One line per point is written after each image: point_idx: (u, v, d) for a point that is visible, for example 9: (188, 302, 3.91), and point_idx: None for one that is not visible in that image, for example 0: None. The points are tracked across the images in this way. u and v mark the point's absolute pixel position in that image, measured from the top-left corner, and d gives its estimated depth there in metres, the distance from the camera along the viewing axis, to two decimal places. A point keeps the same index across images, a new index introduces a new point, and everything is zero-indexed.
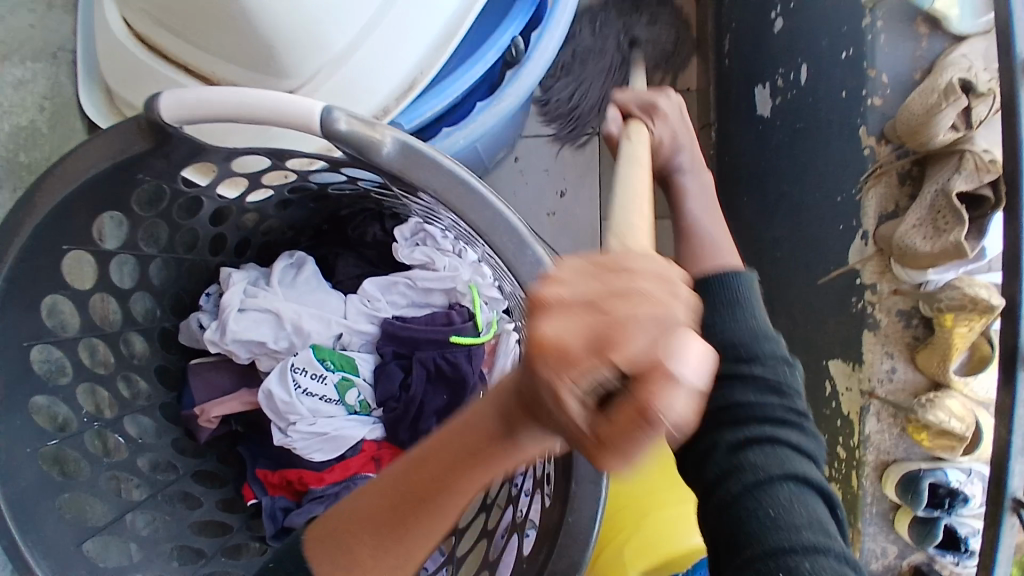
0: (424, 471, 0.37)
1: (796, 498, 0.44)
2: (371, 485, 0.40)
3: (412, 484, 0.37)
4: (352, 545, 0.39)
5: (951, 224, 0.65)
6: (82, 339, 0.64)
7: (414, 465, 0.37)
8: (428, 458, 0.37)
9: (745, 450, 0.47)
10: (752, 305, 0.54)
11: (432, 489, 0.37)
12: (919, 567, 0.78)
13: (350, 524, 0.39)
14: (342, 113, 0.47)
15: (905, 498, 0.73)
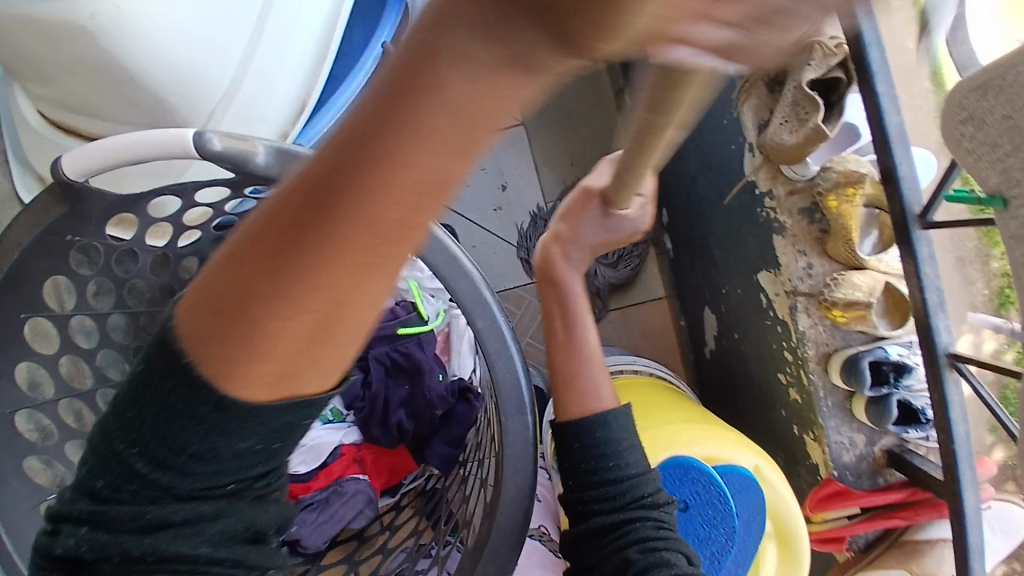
0: (293, 261, 0.26)
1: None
2: (219, 291, 0.30)
3: (262, 281, 0.27)
4: (227, 335, 0.30)
5: (810, 111, 0.69)
6: (61, 401, 0.70)
7: (274, 244, 0.27)
8: (280, 238, 0.26)
9: (659, 551, 0.60)
10: (644, 458, 0.66)
11: (271, 274, 0.27)
12: (891, 449, 0.82)
13: (229, 322, 0.30)
14: (214, 134, 0.53)
15: (850, 382, 0.76)
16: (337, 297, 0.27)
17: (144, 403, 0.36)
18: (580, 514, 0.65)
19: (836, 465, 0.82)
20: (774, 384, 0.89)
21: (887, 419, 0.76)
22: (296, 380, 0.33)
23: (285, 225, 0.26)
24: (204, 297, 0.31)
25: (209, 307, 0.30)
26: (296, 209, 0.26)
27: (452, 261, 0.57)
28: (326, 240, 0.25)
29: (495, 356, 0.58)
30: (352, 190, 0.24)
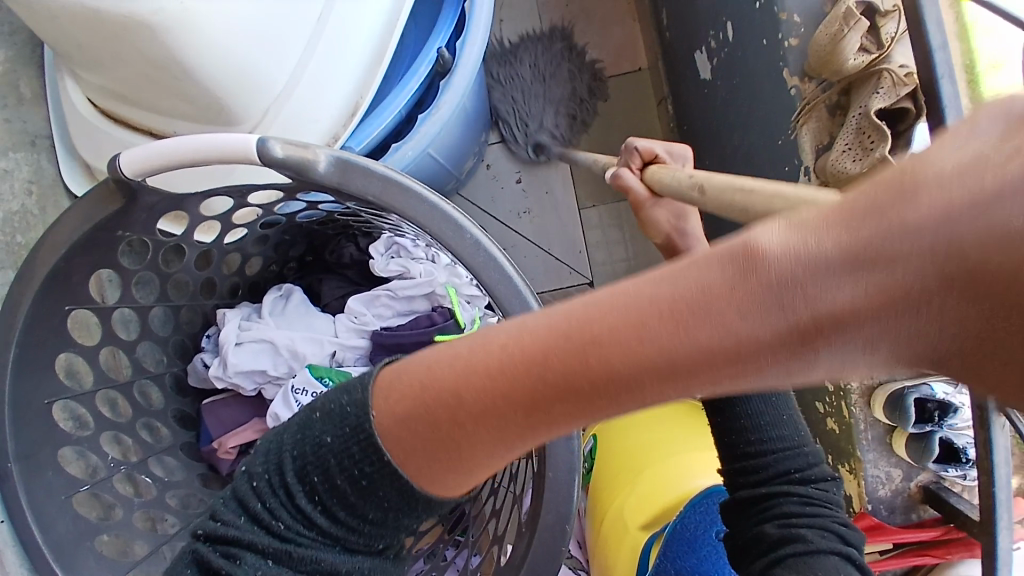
0: (544, 412, 0.31)
1: (840, 566, 0.51)
2: (451, 401, 0.34)
3: (519, 424, 0.32)
4: (447, 457, 0.36)
5: (877, 141, 0.68)
6: (97, 392, 0.70)
7: (535, 393, 0.31)
8: (538, 393, 0.31)
9: (798, 526, 0.53)
10: (798, 431, 0.59)
11: (530, 416, 0.32)
12: (928, 487, 0.78)
13: (446, 420, 0.34)
14: (277, 141, 0.53)
15: (894, 417, 0.75)
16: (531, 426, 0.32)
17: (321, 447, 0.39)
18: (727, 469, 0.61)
19: (869, 498, 0.79)
20: (809, 412, 0.88)
21: (928, 457, 0.74)
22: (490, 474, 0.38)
23: (539, 402, 0.31)
24: (412, 413, 0.36)
25: (419, 432, 0.36)
26: (590, 338, 0.29)
27: (506, 281, 0.55)
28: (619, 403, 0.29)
29: None
30: (614, 392, 0.29)
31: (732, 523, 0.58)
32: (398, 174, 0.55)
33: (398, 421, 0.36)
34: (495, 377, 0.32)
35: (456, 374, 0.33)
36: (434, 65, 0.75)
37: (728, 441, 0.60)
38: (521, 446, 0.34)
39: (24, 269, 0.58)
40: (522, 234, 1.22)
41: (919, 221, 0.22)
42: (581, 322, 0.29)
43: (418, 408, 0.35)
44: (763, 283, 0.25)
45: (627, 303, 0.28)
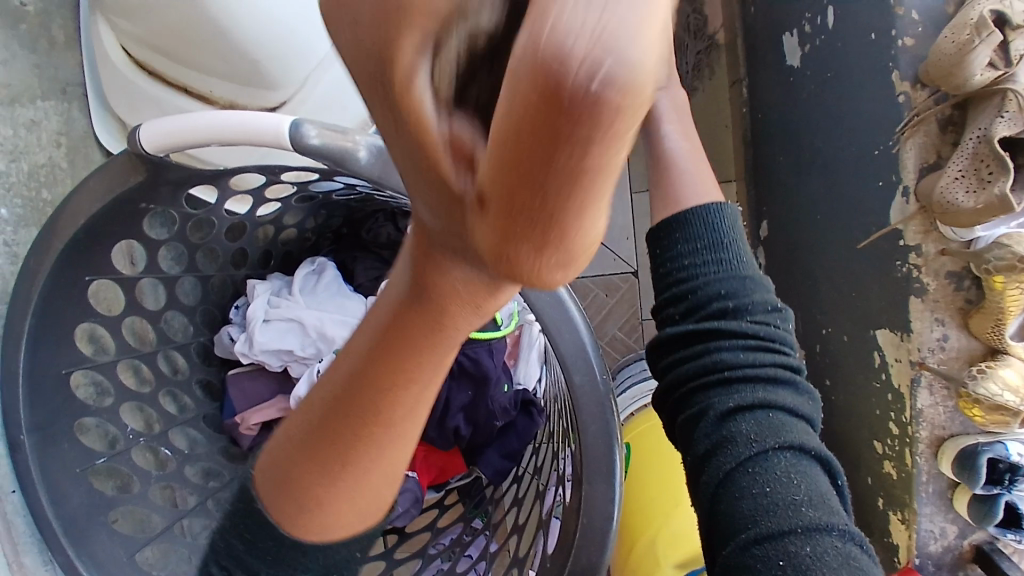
0: (355, 443, 0.28)
1: (793, 467, 0.46)
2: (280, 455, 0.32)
3: (334, 448, 0.29)
4: (306, 508, 0.32)
5: (995, 174, 0.59)
6: (119, 361, 0.67)
7: (325, 428, 0.29)
8: (334, 429, 0.28)
9: (735, 421, 0.49)
10: (729, 249, 0.54)
11: (344, 449, 0.28)
12: (980, 547, 0.72)
13: (282, 471, 0.32)
14: (312, 125, 0.47)
15: (961, 475, 0.68)
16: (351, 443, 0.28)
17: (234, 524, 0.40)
18: (663, 320, 0.56)
19: (918, 553, 0.74)
20: (863, 447, 0.81)
21: (991, 521, 0.68)
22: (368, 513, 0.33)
23: (336, 408, 0.28)
24: (265, 468, 0.34)
25: (271, 476, 0.33)
26: (339, 395, 0.28)
27: (558, 304, 0.49)
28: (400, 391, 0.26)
29: (587, 416, 0.51)
30: (386, 403, 0.26)
31: (676, 429, 0.54)
32: None
33: (261, 480, 0.35)
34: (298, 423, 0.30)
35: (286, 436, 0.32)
36: None
37: (664, 274, 0.56)
38: (373, 478, 0.30)
39: (44, 237, 0.54)
40: None
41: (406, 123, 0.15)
42: (331, 370, 0.28)
43: (274, 471, 0.33)
44: (400, 296, 0.23)
45: (347, 337, 0.27)
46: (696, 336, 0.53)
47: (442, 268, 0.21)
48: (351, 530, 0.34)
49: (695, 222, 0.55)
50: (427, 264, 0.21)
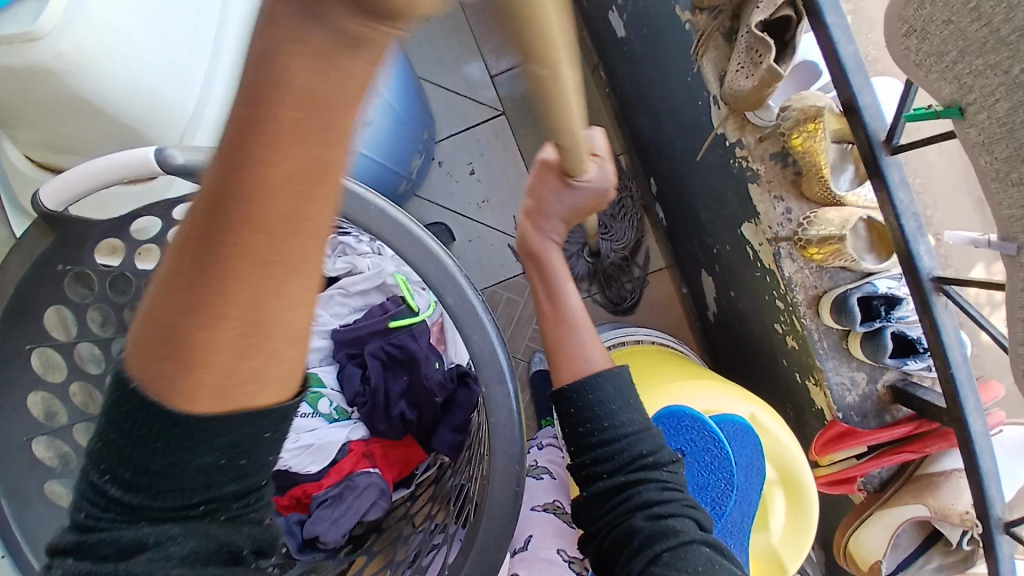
0: (230, 263, 0.29)
1: (710, 558, 0.59)
2: (157, 310, 0.32)
3: (208, 275, 0.30)
4: (178, 370, 0.32)
5: (763, 54, 0.69)
6: (76, 426, 0.73)
7: (202, 255, 0.29)
8: (211, 261, 0.29)
9: (666, 521, 0.60)
10: (637, 408, 0.67)
11: (219, 268, 0.29)
12: (895, 385, 0.78)
13: (163, 330, 0.31)
14: (174, 149, 0.56)
15: (842, 321, 0.75)
16: (241, 263, 0.30)
17: (108, 435, 0.35)
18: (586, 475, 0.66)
19: (839, 407, 0.79)
20: (772, 336, 0.89)
21: (883, 353, 0.74)
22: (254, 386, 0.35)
23: (209, 214, 0.29)
24: (145, 326, 0.32)
25: (153, 345, 0.32)
26: (217, 212, 0.29)
27: (416, 244, 0.60)
28: (236, 208, 0.28)
29: (469, 329, 0.61)
30: (239, 204, 0.28)
31: (608, 542, 0.63)
32: None
33: (137, 352, 0.33)
34: (173, 266, 0.31)
35: (160, 289, 0.31)
36: None
37: (587, 433, 0.66)
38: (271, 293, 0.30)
39: None
40: (483, 223, 1.25)
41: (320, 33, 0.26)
42: (218, 182, 0.28)
43: (154, 333, 0.32)
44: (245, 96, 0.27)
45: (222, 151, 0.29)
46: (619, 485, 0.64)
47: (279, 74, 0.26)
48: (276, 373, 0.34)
49: (626, 385, 0.68)
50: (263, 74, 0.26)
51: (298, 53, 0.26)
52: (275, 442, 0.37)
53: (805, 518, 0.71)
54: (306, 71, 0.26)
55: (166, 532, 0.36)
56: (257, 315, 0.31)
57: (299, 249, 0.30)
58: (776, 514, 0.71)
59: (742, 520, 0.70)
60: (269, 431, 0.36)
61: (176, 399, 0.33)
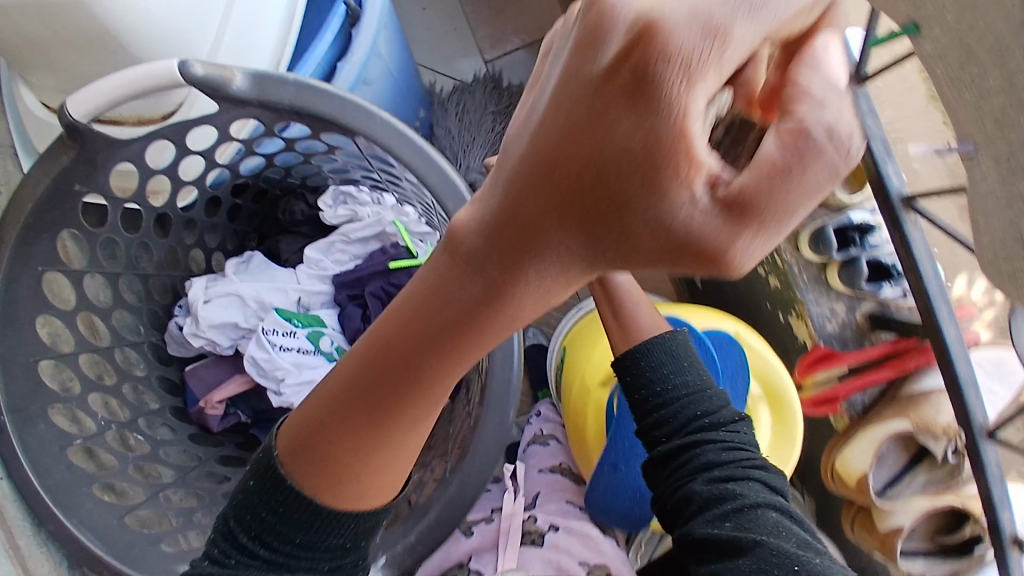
0: (403, 408, 0.45)
1: (776, 524, 0.56)
2: (326, 445, 0.50)
3: (388, 409, 0.45)
4: (343, 479, 0.51)
5: None
6: (79, 355, 0.75)
7: (386, 402, 0.45)
8: (396, 418, 0.46)
9: (726, 485, 0.59)
10: (688, 374, 0.67)
11: (391, 417, 0.45)
12: (873, 314, 0.83)
13: (333, 465, 0.51)
14: (195, 61, 0.59)
15: (820, 251, 0.80)
16: (395, 417, 0.45)
17: (268, 509, 0.54)
18: (652, 440, 0.65)
19: (819, 336, 0.84)
20: (755, 281, 0.93)
21: (859, 278, 0.79)
22: (395, 476, 0.54)
23: (398, 364, 0.42)
24: (301, 454, 0.52)
25: (312, 465, 0.52)
26: (391, 359, 0.42)
27: (420, 154, 0.62)
28: (443, 343, 0.40)
29: None
30: (437, 366, 0.41)
31: (669, 506, 0.63)
32: (308, 78, 0.62)
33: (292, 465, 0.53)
34: (342, 422, 0.48)
35: (320, 432, 0.50)
36: (342, 18, 0.85)
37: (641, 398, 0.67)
38: (411, 436, 0.49)
39: None
40: None
41: (550, 177, 0.32)
42: (405, 334, 0.41)
43: (322, 459, 0.51)
44: (464, 267, 0.37)
45: (408, 316, 0.41)
46: (681, 445, 0.63)
47: (476, 244, 0.36)
48: (385, 481, 0.53)
49: (653, 349, 0.67)
50: (471, 249, 0.36)
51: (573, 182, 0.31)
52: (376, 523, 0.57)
53: (788, 431, 0.75)
54: (523, 245, 0.34)
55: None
56: (402, 449, 0.50)
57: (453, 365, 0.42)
58: (763, 429, 0.74)
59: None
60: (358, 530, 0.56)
61: (334, 497, 0.53)
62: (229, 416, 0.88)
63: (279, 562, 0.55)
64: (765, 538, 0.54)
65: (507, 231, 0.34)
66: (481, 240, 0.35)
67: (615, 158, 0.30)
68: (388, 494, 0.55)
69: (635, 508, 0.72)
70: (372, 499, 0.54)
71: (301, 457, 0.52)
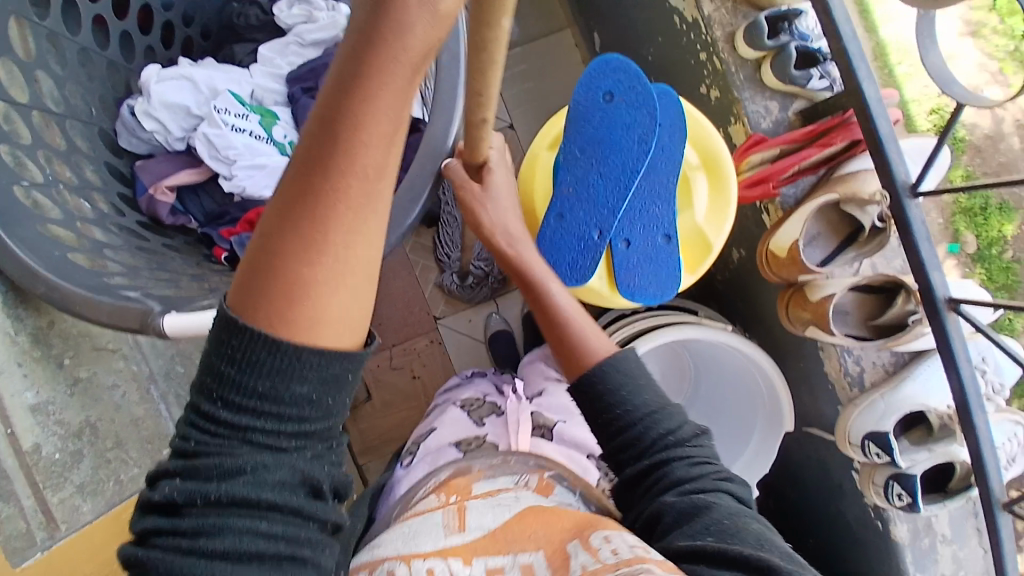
0: (356, 153, 0.38)
1: (758, 536, 0.53)
2: (271, 246, 0.40)
3: (342, 158, 0.38)
4: (293, 295, 0.40)
5: None
6: (32, 111, 0.73)
7: (337, 147, 0.38)
8: (347, 175, 0.39)
9: (698, 499, 0.56)
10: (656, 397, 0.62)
11: (342, 171, 0.39)
12: (804, 111, 0.88)
13: (280, 277, 0.40)
14: None
15: (752, 42, 0.84)
16: (352, 171, 0.39)
17: (217, 363, 0.42)
18: (618, 464, 0.62)
19: (754, 130, 0.89)
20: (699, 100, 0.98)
21: (789, 63, 0.83)
22: (365, 309, 0.43)
23: (345, 92, 0.38)
24: (242, 283, 0.41)
25: (255, 284, 0.40)
26: (338, 91, 0.38)
27: None
28: (382, 25, 0.36)
29: None
30: (380, 69, 0.37)
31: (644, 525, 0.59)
32: None
33: (236, 303, 0.41)
34: (289, 207, 0.39)
35: (266, 236, 0.40)
36: None
37: (603, 427, 0.62)
38: (376, 219, 0.41)
39: None
40: None
41: None
42: (348, 51, 0.38)
43: (268, 271, 0.40)
44: None
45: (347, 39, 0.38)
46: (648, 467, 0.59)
47: None
48: (351, 304, 0.41)
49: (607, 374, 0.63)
50: None
51: None
52: (349, 390, 0.45)
53: (723, 197, 0.79)
54: None
55: (247, 455, 0.43)
56: (365, 247, 0.41)
57: (398, 78, 0.38)
58: (701, 195, 0.78)
59: (666, 187, 0.74)
60: (325, 391, 0.43)
61: (284, 330, 0.41)
62: (179, 216, 0.87)
63: (236, 429, 0.43)
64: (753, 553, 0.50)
65: None
66: None
67: None
68: (356, 338, 0.43)
69: (581, 258, 0.74)
70: (342, 340, 0.42)
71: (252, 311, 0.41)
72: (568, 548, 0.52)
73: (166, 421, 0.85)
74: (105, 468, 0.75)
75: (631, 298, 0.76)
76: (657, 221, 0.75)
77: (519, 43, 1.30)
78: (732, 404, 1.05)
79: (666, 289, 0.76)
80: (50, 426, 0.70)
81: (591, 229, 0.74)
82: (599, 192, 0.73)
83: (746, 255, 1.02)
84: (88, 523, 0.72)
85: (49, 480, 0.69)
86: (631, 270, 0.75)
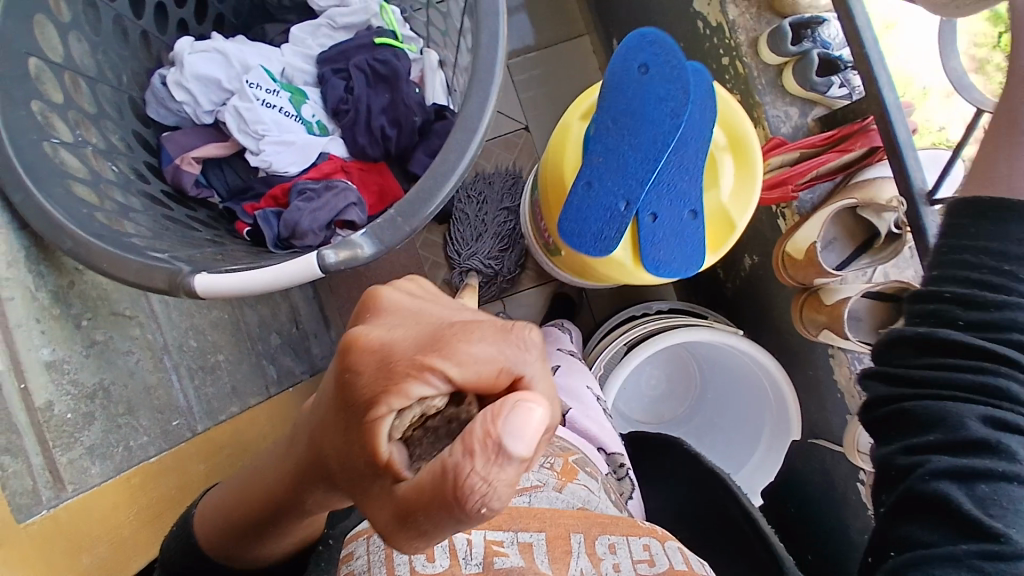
0: (297, 499, 0.44)
1: (1013, 501, 0.53)
2: (236, 498, 0.52)
3: (288, 498, 0.45)
4: (250, 536, 0.52)
5: None
6: (66, 72, 0.74)
7: (292, 500, 0.45)
8: (282, 497, 0.45)
9: (995, 431, 0.54)
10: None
11: (286, 495, 0.45)
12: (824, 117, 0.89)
13: (239, 517, 0.52)
14: None
15: (774, 47, 0.87)
16: (290, 496, 0.45)
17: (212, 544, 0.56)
18: (968, 307, 0.58)
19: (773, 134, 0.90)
20: None
21: (811, 69, 0.85)
22: (310, 535, 0.56)
23: (300, 489, 0.43)
24: (218, 509, 0.55)
25: (228, 523, 0.53)
26: (290, 492, 0.45)
27: None
28: (320, 476, 0.39)
29: None
30: (311, 471, 0.40)
31: (891, 414, 0.61)
32: None
33: (212, 523, 0.55)
34: (248, 486, 0.50)
35: (233, 494, 0.52)
36: None
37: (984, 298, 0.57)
38: (307, 516, 0.48)
39: None
40: None
41: (368, 422, 0.31)
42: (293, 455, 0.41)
43: (233, 515, 0.52)
44: (355, 444, 0.33)
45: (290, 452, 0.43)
46: (933, 383, 0.58)
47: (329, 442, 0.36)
48: (297, 539, 0.54)
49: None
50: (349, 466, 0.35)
51: (379, 442, 0.31)
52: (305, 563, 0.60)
53: (749, 177, 0.79)
54: (388, 493, 0.32)
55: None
56: (302, 528, 0.52)
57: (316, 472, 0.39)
58: (727, 174, 0.79)
59: (695, 162, 0.75)
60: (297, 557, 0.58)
61: (245, 550, 0.55)
62: (203, 188, 0.88)
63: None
64: (1017, 506, 0.52)
65: (348, 441, 0.33)
66: (335, 447, 0.35)
67: (399, 374, 0.30)
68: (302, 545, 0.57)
69: (607, 227, 0.74)
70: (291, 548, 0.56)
71: (220, 552, 0.56)
72: (572, 542, 0.52)
73: (178, 394, 0.82)
74: (115, 433, 0.74)
75: (656, 271, 0.77)
76: (685, 195, 0.76)
77: (538, 47, 1.31)
78: (739, 410, 1.04)
79: (689, 264, 0.78)
80: (64, 384, 0.69)
81: (619, 200, 0.74)
82: (628, 164, 0.73)
83: (759, 261, 1.03)
84: (98, 485, 0.71)
85: (59, 440, 0.68)
86: (657, 243, 0.76)
